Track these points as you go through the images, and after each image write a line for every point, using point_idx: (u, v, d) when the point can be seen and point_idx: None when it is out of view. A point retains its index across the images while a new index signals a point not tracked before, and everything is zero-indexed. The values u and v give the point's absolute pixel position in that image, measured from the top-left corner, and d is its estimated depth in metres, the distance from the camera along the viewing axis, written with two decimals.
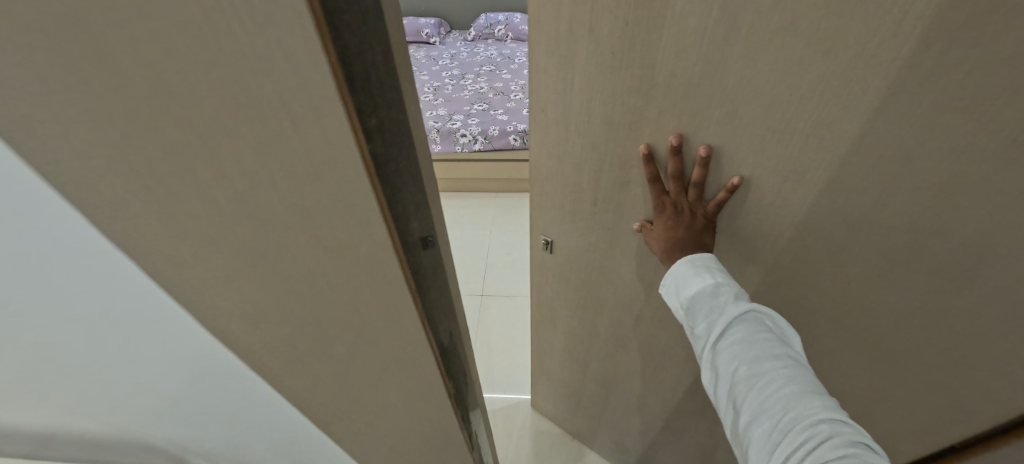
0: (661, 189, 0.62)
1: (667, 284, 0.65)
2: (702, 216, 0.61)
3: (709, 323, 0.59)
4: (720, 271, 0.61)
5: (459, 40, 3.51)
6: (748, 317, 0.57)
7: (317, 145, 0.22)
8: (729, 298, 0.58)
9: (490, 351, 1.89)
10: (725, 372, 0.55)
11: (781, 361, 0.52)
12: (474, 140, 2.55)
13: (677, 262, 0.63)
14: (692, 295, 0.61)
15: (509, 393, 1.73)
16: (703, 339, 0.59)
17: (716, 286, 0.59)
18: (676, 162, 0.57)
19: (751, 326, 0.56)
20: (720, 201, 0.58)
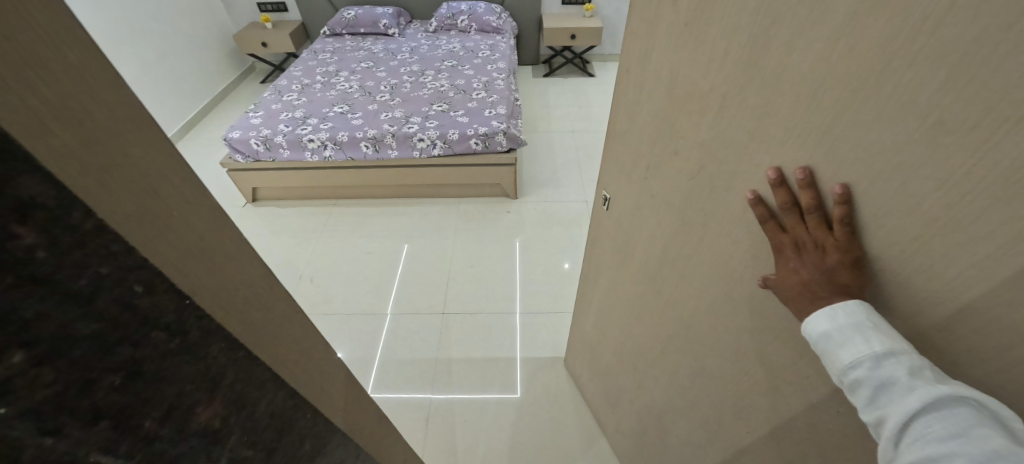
0: (777, 227, 0.56)
1: (809, 344, 0.55)
2: (831, 250, 0.50)
3: (880, 410, 0.48)
4: (881, 333, 0.49)
5: (419, 32, 3.60)
6: (938, 404, 0.45)
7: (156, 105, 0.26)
8: (903, 377, 0.47)
9: (451, 381, 1.91)
10: (865, 395, 0.50)
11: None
12: (433, 145, 2.46)
13: (810, 318, 0.54)
14: (821, 326, 0.52)
15: (469, 421, 1.78)
16: (872, 426, 0.50)
17: (878, 358, 0.48)
18: (784, 193, 0.54)
19: (948, 416, 0.44)
20: (840, 221, 0.49)
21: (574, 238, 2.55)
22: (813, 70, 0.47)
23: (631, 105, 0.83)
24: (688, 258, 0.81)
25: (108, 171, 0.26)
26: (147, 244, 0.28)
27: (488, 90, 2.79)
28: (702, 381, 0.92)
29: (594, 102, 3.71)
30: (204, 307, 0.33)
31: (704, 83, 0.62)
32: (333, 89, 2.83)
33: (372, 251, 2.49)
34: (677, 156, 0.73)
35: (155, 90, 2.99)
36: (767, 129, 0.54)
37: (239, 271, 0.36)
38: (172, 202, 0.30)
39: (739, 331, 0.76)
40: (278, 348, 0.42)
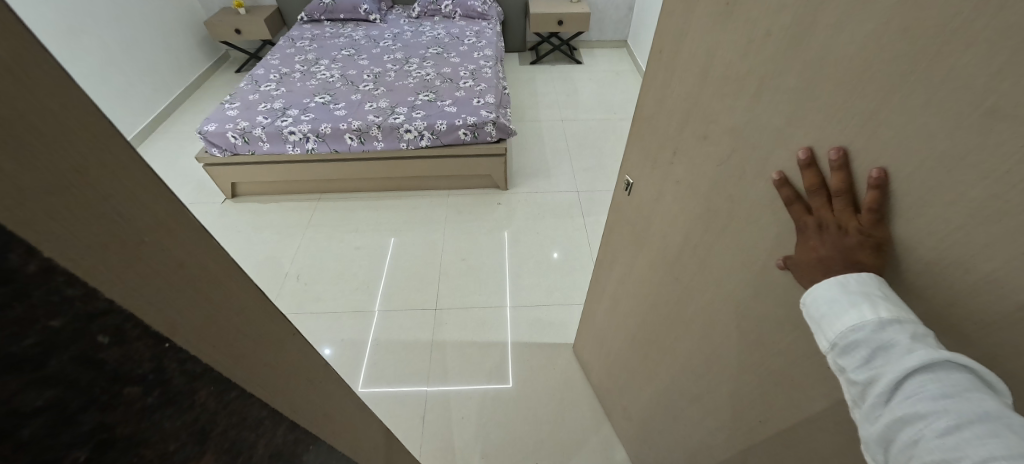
0: (803, 209, 0.55)
1: (809, 309, 0.54)
2: (855, 232, 0.49)
3: (875, 370, 0.47)
4: (887, 301, 0.48)
5: (401, 18, 3.47)
6: (938, 368, 0.44)
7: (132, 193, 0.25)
8: (904, 340, 0.46)
9: (446, 374, 1.89)
10: (858, 356, 0.49)
11: (992, 432, 0.40)
12: (421, 136, 2.39)
13: (817, 286, 0.53)
14: (824, 293, 0.52)
15: (465, 417, 1.75)
16: (860, 386, 0.49)
17: (882, 321, 0.47)
18: (812, 176, 0.53)
19: (945, 379, 0.43)
20: (871, 205, 0.48)
21: (567, 229, 2.52)
22: (859, 50, 0.45)
23: (661, 88, 0.82)
24: (709, 245, 0.80)
25: (69, 207, 0.22)
26: (114, 287, 0.25)
27: (476, 78, 2.71)
28: (714, 369, 0.92)
29: (583, 90, 3.65)
30: (185, 348, 0.30)
31: (742, 65, 0.61)
32: (313, 78, 2.71)
33: (359, 246, 2.42)
34: (707, 140, 0.72)
35: (120, 80, 2.81)
36: (807, 114, 0.53)
37: (228, 297, 0.33)
38: (143, 228, 0.26)
39: (755, 320, 0.75)
40: (272, 372, 0.39)
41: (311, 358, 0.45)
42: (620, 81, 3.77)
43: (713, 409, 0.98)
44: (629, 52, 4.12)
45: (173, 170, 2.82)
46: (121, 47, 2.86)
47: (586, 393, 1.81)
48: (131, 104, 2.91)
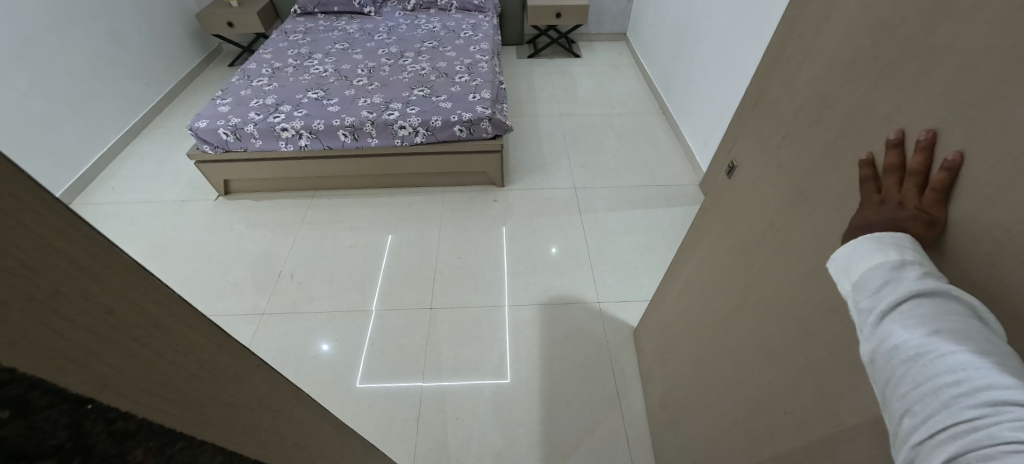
0: (874, 187, 0.60)
1: (840, 261, 0.60)
2: (913, 206, 0.55)
3: (878, 296, 0.54)
4: (913, 251, 0.53)
5: (396, 11, 3.40)
6: (936, 296, 0.50)
7: (71, 268, 0.24)
8: (912, 274, 0.52)
9: (441, 371, 1.88)
10: (865, 286, 0.56)
11: (969, 340, 0.46)
12: (415, 133, 2.35)
13: (857, 239, 0.59)
14: (852, 244, 0.59)
15: (460, 418, 1.74)
16: (865, 312, 0.55)
17: (898, 261, 0.53)
18: (895, 155, 0.57)
19: (939, 303, 0.50)
20: (937, 185, 0.53)
21: (565, 226, 2.50)
22: (986, 36, 0.49)
23: (788, 74, 0.82)
24: (790, 230, 0.82)
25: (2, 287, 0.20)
26: (16, 355, 0.21)
27: (472, 73, 2.66)
28: (761, 358, 0.92)
29: (581, 84, 3.61)
30: (112, 404, 0.27)
31: (870, 50, 0.63)
32: (307, 73, 2.66)
33: (354, 245, 2.39)
34: (818, 126, 0.74)
35: (107, 77, 2.75)
36: (914, 101, 0.56)
37: (168, 339, 0.31)
38: (61, 275, 0.23)
39: (812, 309, 0.76)
40: (222, 417, 0.35)
41: (266, 397, 0.42)
42: (619, 74, 3.72)
43: (746, 399, 0.99)
44: (628, 46, 4.07)
45: (165, 167, 2.78)
46: (110, 39, 2.79)
47: (582, 394, 1.79)
48: (121, 99, 2.85)
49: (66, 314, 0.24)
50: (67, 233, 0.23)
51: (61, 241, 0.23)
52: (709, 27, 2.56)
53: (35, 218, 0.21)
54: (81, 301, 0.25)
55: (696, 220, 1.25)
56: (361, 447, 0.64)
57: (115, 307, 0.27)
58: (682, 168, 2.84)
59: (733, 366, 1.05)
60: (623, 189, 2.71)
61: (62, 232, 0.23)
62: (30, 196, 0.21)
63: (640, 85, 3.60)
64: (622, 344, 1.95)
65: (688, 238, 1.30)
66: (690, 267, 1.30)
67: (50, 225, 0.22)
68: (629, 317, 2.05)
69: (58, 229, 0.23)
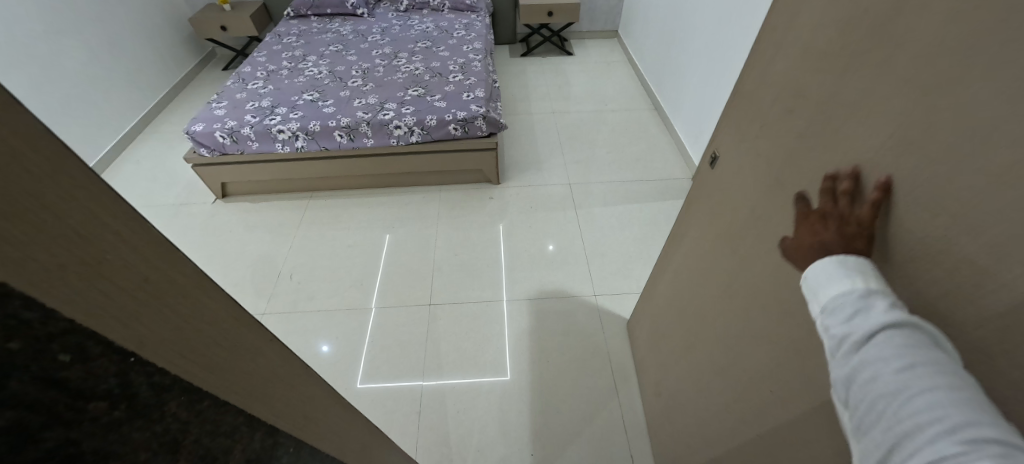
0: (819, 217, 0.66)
1: (808, 284, 0.63)
2: (856, 224, 0.61)
3: (853, 327, 0.56)
4: (876, 281, 0.57)
5: (389, 12, 3.42)
6: (905, 329, 0.53)
7: (110, 236, 0.26)
8: (880, 305, 0.55)
9: (440, 367, 1.91)
10: (840, 314, 0.58)
11: (939, 372, 0.49)
12: (410, 132, 2.37)
13: (818, 265, 0.62)
14: (821, 271, 0.61)
15: (461, 411, 1.77)
16: (839, 341, 0.57)
17: (866, 290, 0.56)
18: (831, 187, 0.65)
19: (909, 334, 0.52)
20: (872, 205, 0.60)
21: (560, 222, 2.53)
22: (941, 25, 0.52)
23: (764, 66, 0.86)
24: (772, 216, 0.86)
25: (54, 246, 0.23)
26: (71, 307, 0.25)
27: (465, 72, 2.69)
28: (748, 341, 0.96)
29: (574, 81, 3.64)
30: (152, 360, 0.30)
31: (838, 41, 0.67)
32: (301, 75, 2.68)
33: (353, 244, 2.42)
34: (794, 114, 0.77)
35: (101, 83, 2.76)
36: (881, 88, 0.60)
37: (199, 310, 0.34)
38: (107, 245, 0.26)
39: (796, 290, 0.79)
40: (239, 388, 0.38)
41: (277, 377, 0.44)
42: (611, 71, 3.76)
43: (737, 382, 1.02)
44: (620, 42, 4.11)
45: (162, 172, 2.79)
46: (103, 45, 2.80)
47: (580, 385, 1.83)
48: (115, 105, 2.86)
49: (111, 278, 0.27)
50: (103, 205, 0.26)
51: (98, 213, 0.26)
52: (699, 22, 2.60)
53: (73, 191, 0.24)
54: (120, 268, 0.27)
55: (686, 211, 1.28)
56: (365, 431, 0.67)
57: (149, 274, 0.30)
58: (675, 162, 2.88)
59: (722, 351, 1.08)
60: (617, 184, 2.75)
61: (98, 205, 0.26)
62: (69, 171, 0.24)
63: (632, 81, 3.63)
64: (618, 336, 1.98)
65: (677, 228, 1.33)
66: (679, 257, 1.34)
67: (87, 196, 0.25)
68: (624, 309, 2.09)
69: (94, 202, 0.25)
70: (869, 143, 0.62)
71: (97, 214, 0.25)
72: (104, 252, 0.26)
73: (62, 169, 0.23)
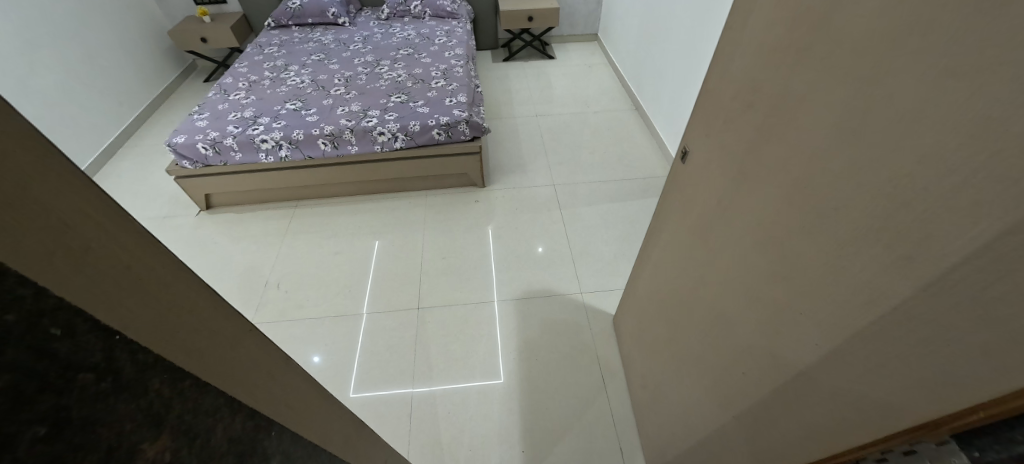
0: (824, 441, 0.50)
1: None
2: None
3: None
4: None
5: (370, 20, 3.45)
6: None
7: (85, 219, 0.28)
8: None
9: (430, 370, 1.93)
10: None
11: None
12: (394, 138, 2.40)
13: None
14: None
15: (452, 412, 1.79)
16: None
17: None
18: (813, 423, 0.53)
19: None
20: None
21: (545, 222, 2.57)
22: (866, 24, 0.57)
23: (724, 64, 0.91)
24: (737, 205, 0.90)
25: (28, 218, 0.25)
26: (58, 284, 0.27)
27: (447, 78, 2.73)
28: (720, 326, 1.00)
29: (556, 84, 3.70)
30: (132, 338, 0.32)
31: (785, 39, 0.71)
32: (283, 85, 2.69)
33: (339, 251, 2.43)
34: (751, 109, 0.82)
35: (79, 97, 2.73)
36: (821, 80, 0.65)
37: (174, 294, 0.36)
38: (83, 228, 0.28)
39: (759, 274, 0.83)
40: (218, 374, 0.40)
41: (258, 363, 0.46)
42: (592, 74, 3.82)
43: (712, 368, 1.06)
44: (600, 46, 4.18)
45: (144, 185, 2.76)
46: (80, 59, 2.77)
47: (569, 382, 1.86)
48: (94, 119, 2.83)
49: (87, 257, 0.28)
50: (76, 187, 0.28)
51: (76, 197, 0.28)
52: (675, 24, 2.68)
53: (50, 177, 0.26)
54: (98, 250, 0.29)
55: (661, 205, 1.32)
56: (350, 425, 0.69)
57: (126, 256, 0.31)
58: (656, 161, 2.94)
59: (697, 337, 1.12)
60: (601, 183, 2.80)
61: (73, 189, 0.28)
62: (43, 156, 0.26)
63: (613, 83, 3.71)
64: (604, 331, 2.02)
65: (654, 223, 1.38)
66: (656, 250, 1.38)
67: (60, 182, 0.27)
68: (611, 306, 2.12)
69: (68, 187, 0.27)
70: (816, 132, 0.66)
71: (74, 198, 0.28)
72: (83, 233, 0.28)
73: (42, 155, 0.26)
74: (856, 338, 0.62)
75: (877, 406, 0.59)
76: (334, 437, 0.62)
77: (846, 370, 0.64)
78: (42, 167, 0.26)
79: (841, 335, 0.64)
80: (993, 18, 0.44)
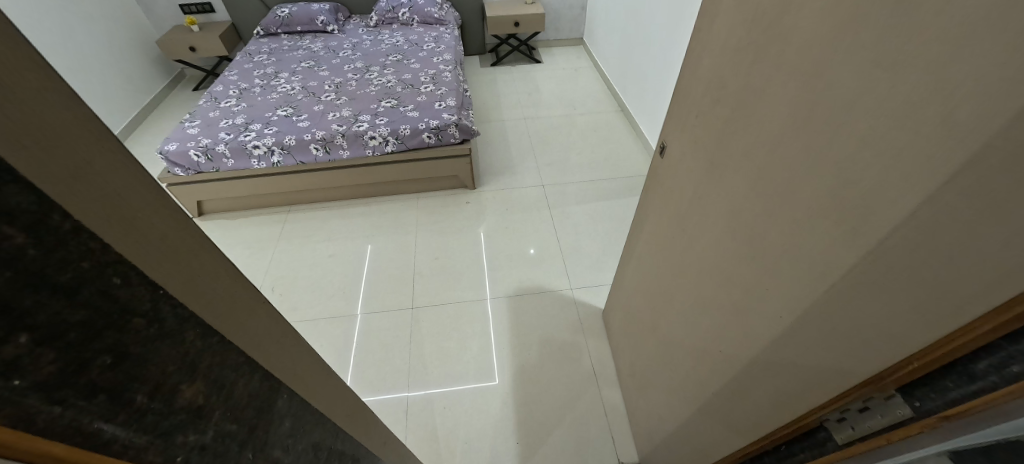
0: None
1: None
2: None
3: None
4: None
5: (359, 28, 3.50)
6: None
7: (135, 195, 0.30)
8: None
9: (425, 367, 1.97)
10: None
11: None
12: (385, 142, 2.44)
13: None
14: None
15: (447, 407, 1.83)
16: None
17: None
18: None
19: None
20: None
21: (535, 222, 2.63)
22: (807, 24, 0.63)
23: (694, 63, 0.97)
24: (710, 195, 0.96)
25: (83, 183, 0.26)
26: (120, 245, 0.28)
27: (436, 83, 2.78)
28: (700, 309, 1.06)
29: (544, 88, 3.78)
30: (187, 308, 0.33)
31: (744, 38, 0.77)
32: (274, 92, 2.72)
33: (333, 254, 2.46)
34: (719, 104, 0.88)
35: None
36: (774, 75, 0.71)
37: (217, 273, 0.37)
38: (136, 203, 0.30)
39: (731, 257, 0.89)
40: (263, 338, 0.43)
41: (291, 333, 0.49)
42: (578, 77, 3.91)
43: (693, 351, 1.12)
44: (586, 49, 4.28)
45: None
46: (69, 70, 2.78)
47: (561, 374, 1.91)
48: None
49: (138, 227, 0.29)
50: (125, 166, 0.29)
51: (124, 175, 0.29)
52: (655, 26, 2.77)
53: (100, 154, 0.28)
54: (149, 224, 0.30)
55: (644, 199, 1.38)
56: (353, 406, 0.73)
57: (175, 233, 0.33)
58: (642, 160, 3.02)
59: (679, 322, 1.19)
60: (589, 183, 2.87)
61: (123, 168, 0.29)
62: (96, 137, 0.28)
63: (598, 85, 3.79)
64: (594, 325, 2.09)
65: (637, 216, 1.44)
66: (640, 242, 1.45)
67: (111, 160, 0.28)
68: (600, 300, 2.19)
69: (118, 165, 0.29)
70: (773, 122, 0.72)
71: (123, 175, 0.29)
72: (134, 206, 0.29)
73: (93, 135, 0.27)
74: (813, 309, 0.67)
75: (838, 371, 0.65)
76: (342, 415, 0.65)
77: (807, 338, 0.70)
78: (94, 143, 0.27)
79: (801, 306, 0.70)
80: (899, 17, 0.50)
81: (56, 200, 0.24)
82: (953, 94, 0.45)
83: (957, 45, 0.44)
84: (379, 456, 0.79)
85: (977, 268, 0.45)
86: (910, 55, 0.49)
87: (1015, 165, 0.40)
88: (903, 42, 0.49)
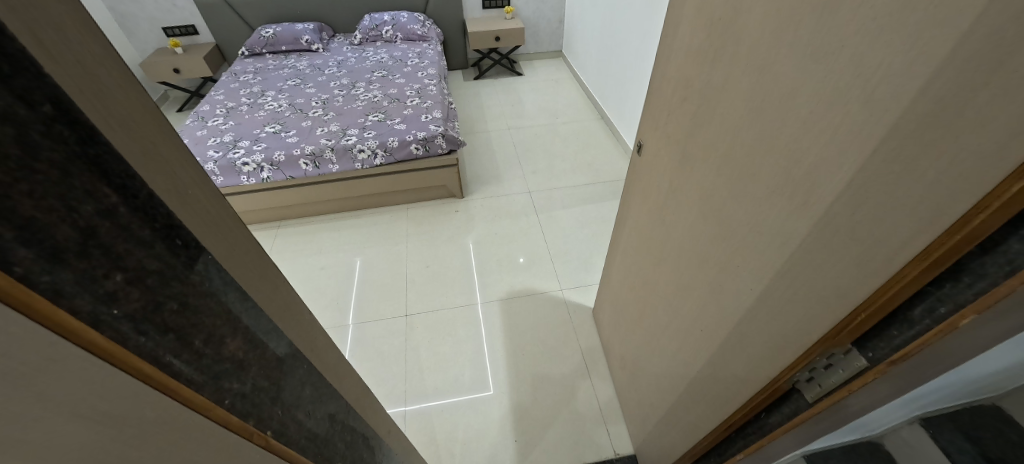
0: None
1: None
2: None
3: None
4: None
5: (343, 46, 3.58)
6: None
7: (188, 176, 0.36)
8: None
9: (422, 372, 1.99)
10: None
11: None
12: (374, 155, 2.49)
13: None
14: None
15: (445, 409, 1.86)
16: None
17: None
18: None
19: None
20: None
21: (523, 227, 2.70)
22: (753, 25, 0.72)
23: (663, 66, 1.06)
24: (683, 186, 1.04)
25: (154, 163, 0.33)
26: (182, 216, 0.35)
27: (422, 96, 2.86)
28: (681, 293, 1.13)
29: (526, 99, 3.90)
30: (230, 274, 0.40)
31: (704, 39, 0.86)
32: (261, 110, 2.76)
33: (326, 266, 2.48)
34: (687, 101, 0.97)
35: None
36: (730, 72, 0.79)
37: (249, 248, 0.43)
38: (189, 184, 0.36)
39: (706, 241, 0.96)
40: (283, 311, 0.48)
41: (307, 313, 0.54)
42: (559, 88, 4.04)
43: (677, 334, 1.19)
44: (564, 61, 4.43)
45: None
46: None
47: (554, 372, 1.96)
48: None
49: (192, 204, 0.36)
50: (182, 155, 0.36)
51: (181, 161, 0.36)
52: (629, 36, 2.90)
53: (162, 142, 0.34)
54: (198, 204, 0.37)
55: (625, 196, 1.46)
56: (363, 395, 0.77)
57: (217, 212, 0.39)
58: (623, 164, 3.14)
59: (663, 308, 1.25)
60: (574, 188, 2.96)
61: (183, 157, 0.36)
62: (160, 130, 0.35)
63: (579, 95, 3.92)
64: (585, 322, 2.15)
65: (619, 214, 1.52)
66: (623, 237, 1.52)
67: (170, 150, 0.35)
68: (589, 300, 2.25)
69: (174, 153, 0.36)
70: (731, 115, 0.80)
71: (176, 161, 0.35)
72: (189, 187, 0.36)
73: (158, 127, 0.34)
74: (776, 277, 0.75)
75: (802, 334, 0.72)
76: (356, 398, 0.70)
77: (773, 306, 0.77)
78: (159, 134, 0.34)
79: (767, 277, 0.77)
80: (827, 14, 0.58)
81: (137, 172, 0.31)
82: (873, 78, 0.53)
83: (872, 38, 0.52)
84: (385, 442, 0.82)
85: (900, 224, 0.53)
86: (837, 46, 0.57)
87: (923, 131, 0.48)
88: (833, 36, 0.57)
